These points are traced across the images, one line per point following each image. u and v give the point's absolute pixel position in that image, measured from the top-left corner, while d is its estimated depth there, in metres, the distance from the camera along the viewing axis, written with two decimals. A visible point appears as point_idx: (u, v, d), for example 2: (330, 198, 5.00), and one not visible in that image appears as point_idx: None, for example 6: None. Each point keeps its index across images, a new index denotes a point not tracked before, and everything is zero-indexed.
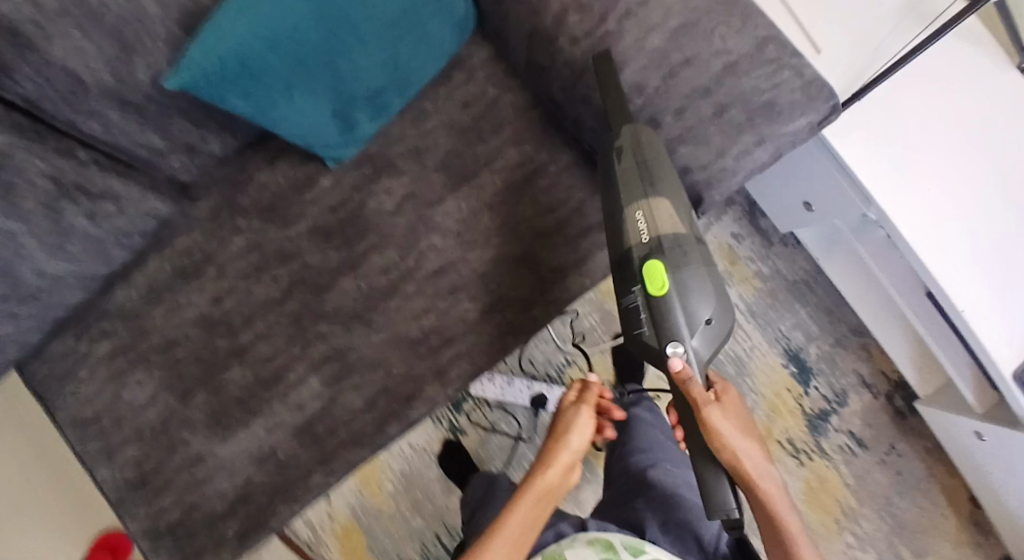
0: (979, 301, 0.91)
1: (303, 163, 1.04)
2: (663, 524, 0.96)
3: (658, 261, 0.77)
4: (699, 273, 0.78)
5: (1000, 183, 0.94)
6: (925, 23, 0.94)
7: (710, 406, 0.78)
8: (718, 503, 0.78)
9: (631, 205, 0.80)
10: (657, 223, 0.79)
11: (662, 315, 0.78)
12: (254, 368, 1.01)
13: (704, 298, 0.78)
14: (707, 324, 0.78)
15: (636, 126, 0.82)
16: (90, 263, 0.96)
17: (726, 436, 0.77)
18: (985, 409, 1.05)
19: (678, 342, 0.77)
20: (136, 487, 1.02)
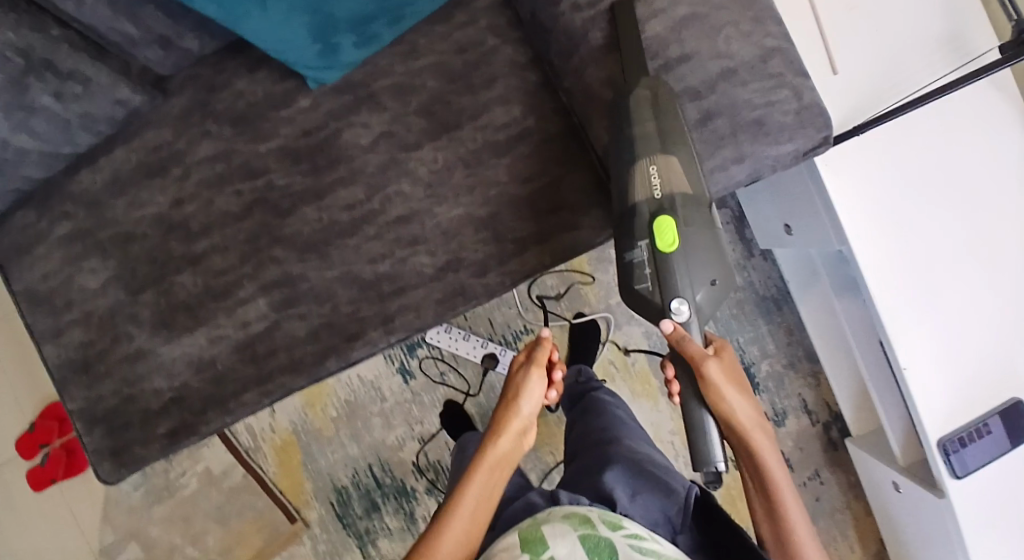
0: (924, 361, 0.93)
1: (286, 79, 1.01)
2: (632, 495, 0.83)
3: (668, 216, 0.74)
4: (703, 238, 0.76)
5: (978, 246, 0.92)
6: (957, 63, 0.89)
7: (709, 359, 0.74)
8: (705, 455, 0.76)
9: (645, 158, 0.76)
10: (671, 179, 0.75)
11: (667, 272, 0.75)
12: (206, 278, 1.01)
13: (707, 256, 0.76)
14: (711, 284, 0.77)
15: (657, 82, 0.78)
16: (54, 142, 0.96)
17: (721, 388, 0.74)
18: (908, 464, 1.06)
19: (684, 300, 0.75)
20: (78, 370, 1.03)
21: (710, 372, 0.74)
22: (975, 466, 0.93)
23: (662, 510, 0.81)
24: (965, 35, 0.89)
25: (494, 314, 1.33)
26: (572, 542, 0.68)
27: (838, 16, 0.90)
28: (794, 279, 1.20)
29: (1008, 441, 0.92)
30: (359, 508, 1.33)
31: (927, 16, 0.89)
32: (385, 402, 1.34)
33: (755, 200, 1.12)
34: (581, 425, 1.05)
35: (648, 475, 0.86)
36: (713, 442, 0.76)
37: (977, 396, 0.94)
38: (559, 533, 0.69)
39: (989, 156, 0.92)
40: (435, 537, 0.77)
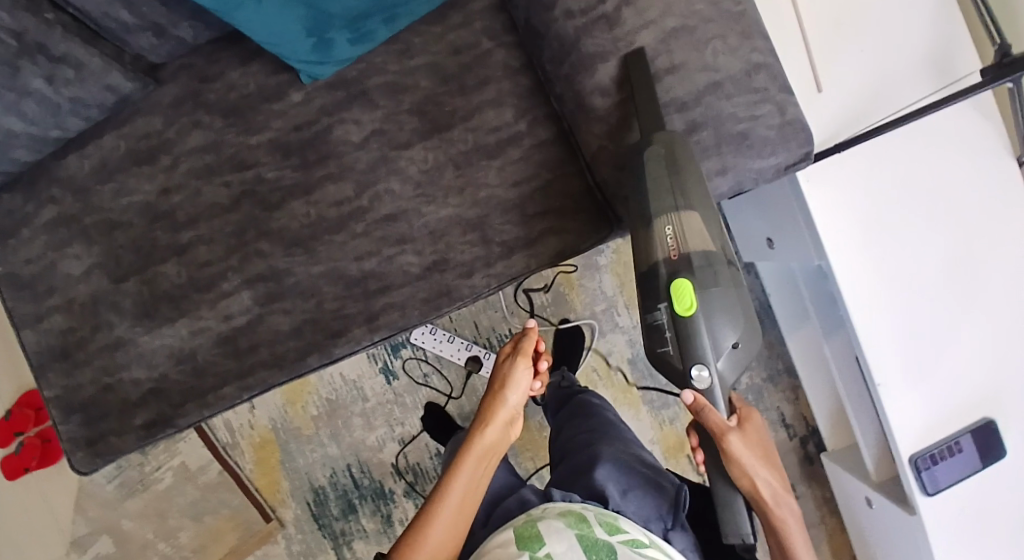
0: (897, 380, 0.94)
1: (279, 73, 1.01)
2: (623, 493, 0.84)
3: (685, 280, 0.73)
4: (727, 298, 0.75)
5: (954, 267, 0.93)
6: (940, 86, 0.90)
7: (734, 437, 0.79)
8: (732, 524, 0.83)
9: (660, 217, 0.75)
10: (688, 239, 0.74)
11: (687, 336, 0.75)
12: (190, 268, 1.00)
13: (730, 319, 0.75)
14: (733, 348, 0.76)
15: (669, 134, 0.76)
16: (43, 125, 0.95)
17: (746, 465, 0.80)
18: (881, 480, 1.07)
19: (704, 366, 0.75)
20: (57, 357, 1.02)
21: (735, 450, 0.79)
22: (946, 483, 0.94)
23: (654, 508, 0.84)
24: (950, 58, 0.91)
25: (479, 317, 1.33)
26: (568, 541, 0.69)
27: (826, 32, 0.91)
28: (776, 294, 1.21)
29: (979, 460, 0.94)
30: (335, 509, 1.33)
31: (914, 36, 0.90)
32: (366, 402, 1.33)
33: (741, 213, 1.12)
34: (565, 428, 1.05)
35: (636, 471, 0.88)
36: (740, 516, 0.83)
37: (948, 414, 0.95)
38: (556, 530, 0.71)
39: (968, 178, 0.93)
40: (425, 522, 0.80)
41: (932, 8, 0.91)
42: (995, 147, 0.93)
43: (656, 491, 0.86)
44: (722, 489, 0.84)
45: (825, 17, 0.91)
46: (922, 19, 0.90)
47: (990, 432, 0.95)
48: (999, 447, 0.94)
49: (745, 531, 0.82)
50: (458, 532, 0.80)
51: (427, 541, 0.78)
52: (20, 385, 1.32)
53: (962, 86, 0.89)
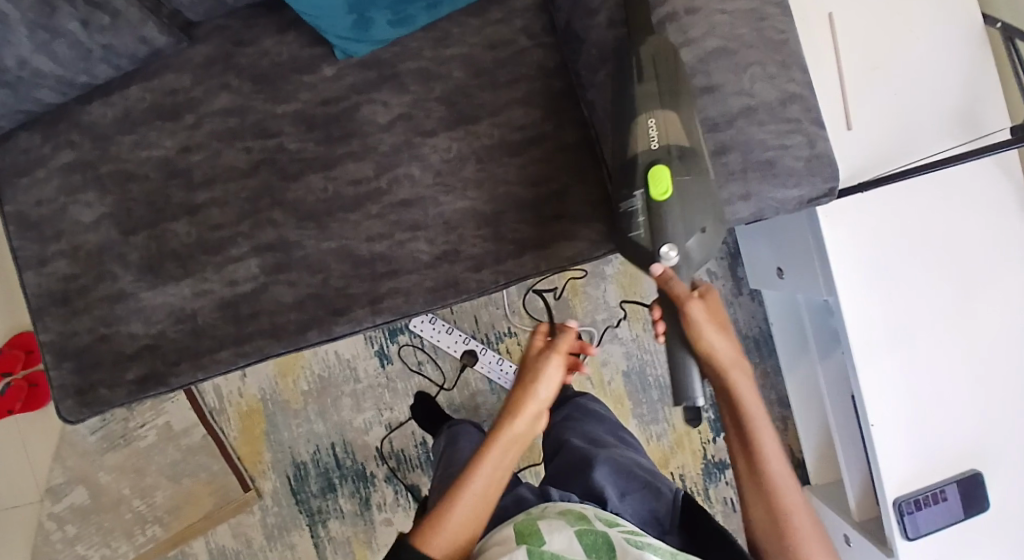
0: (891, 423, 0.94)
1: (314, 46, 1.01)
2: (621, 494, 0.84)
3: (663, 165, 0.71)
4: (701, 186, 0.74)
5: (957, 316, 0.94)
6: (965, 140, 0.90)
7: (695, 302, 0.74)
8: (681, 389, 0.77)
9: (643, 113, 0.73)
10: (668, 131, 0.72)
11: (661, 220, 0.72)
12: (201, 229, 1.00)
13: (701, 205, 0.74)
14: (702, 233, 0.74)
15: (659, 43, 0.75)
16: (72, 69, 0.94)
17: (704, 330, 0.74)
18: (862, 520, 1.08)
19: (673, 246, 0.72)
20: (57, 302, 1.02)
21: (695, 315, 0.74)
22: (926, 530, 0.94)
23: (650, 509, 0.84)
24: (980, 113, 0.91)
25: (480, 312, 1.33)
26: (569, 537, 0.67)
27: (859, 71, 0.90)
28: (777, 323, 1.21)
29: (961, 510, 0.94)
30: (315, 486, 1.33)
31: (947, 86, 0.90)
32: (358, 383, 1.33)
33: (753, 241, 1.12)
34: (558, 427, 1.06)
35: (635, 477, 0.88)
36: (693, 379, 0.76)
37: (935, 462, 0.96)
38: (555, 527, 0.68)
39: (982, 230, 0.93)
40: (435, 523, 0.73)
41: (967, 61, 0.91)
42: (1012, 203, 0.93)
43: (655, 496, 0.85)
44: (677, 352, 0.77)
45: (863, 54, 0.91)
46: (958, 71, 0.91)
47: (975, 484, 0.95)
48: (982, 499, 0.95)
49: (695, 394, 0.76)
50: (477, 521, 0.74)
51: (443, 528, 0.72)
52: (14, 325, 1.32)
53: (990, 141, 0.90)
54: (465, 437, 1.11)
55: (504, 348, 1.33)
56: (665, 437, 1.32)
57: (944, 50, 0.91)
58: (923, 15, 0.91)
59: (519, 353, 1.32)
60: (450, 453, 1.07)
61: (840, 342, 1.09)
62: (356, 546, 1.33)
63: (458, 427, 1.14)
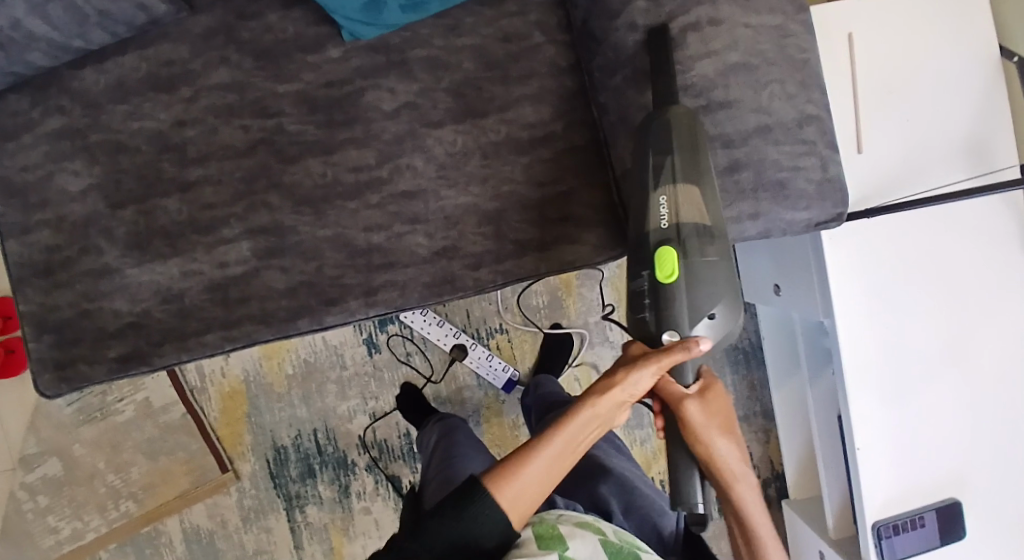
0: (876, 447, 0.93)
1: (320, 24, 0.97)
2: (624, 511, 0.88)
3: (671, 247, 0.71)
4: (712, 268, 0.72)
5: (949, 347, 0.92)
6: (973, 174, 0.90)
7: (692, 403, 0.77)
8: (683, 496, 0.79)
9: (656, 186, 0.73)
10: (679, 209, 0.72)
11: (665, 303, 0.72)
12: (192, 207, 0.97)
13: (712, 289, 0.72)
14: (710, 320, 0.73)
15: (683, 111, 0.73)
16: (66, 33, 0.90)
17: (703, 437, 0.77)
18: (838, 538, 1.07)
19: (675, 333, 0.73)
20: (39, 273, 0.99)
21: (693, 418, 0.77)
22: (903, 554, 0.93)
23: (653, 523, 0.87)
24: (992, 147, 0.90)
25: (472, 307, 1.31)
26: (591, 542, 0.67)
27: (875, 96, 0.89)
28: (769, 337, 1.18)
29: (939, 537, 0.93)
30: (294, 471, 1.31)
31: (960, 118, 0.90)
32: (344, 370, 1.31)
33: (753, 253, 1.10)
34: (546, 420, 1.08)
35: (638, 490, 0.91)
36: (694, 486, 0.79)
37: (917, 488, 0.94)
38: (579, 532, 0.68)
39: (982, 262, 0.91)
40: (507, 474, 0.72)
41: (982, 93, 0.90)
42: (1014, 237, 0.92)
43: (655, 511, 0.88)
44: (681, 462, 0.80)
45: (880, 80, 0.89)
46: (972, 103, 0.90)
47: (954, 512, 0.93)
48: (959, 528, 0.94)
49: (696, 501, 0.79)
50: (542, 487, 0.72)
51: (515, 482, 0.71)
52: None
53: (999, 177, 0.89)
54: (461, 431, 1.10)
55: (494, 344, 1.31)
56: (649, 442, 1.32)
57: (961, 81, 0.90)
58: (943, 43, 0.90)
59: (509, 350, 1.31)
60: (446, 448, 1.05)
61: (831, 362, 1.05)
62: (333, 532, 1.32)
63: (454, 420, 1.13)
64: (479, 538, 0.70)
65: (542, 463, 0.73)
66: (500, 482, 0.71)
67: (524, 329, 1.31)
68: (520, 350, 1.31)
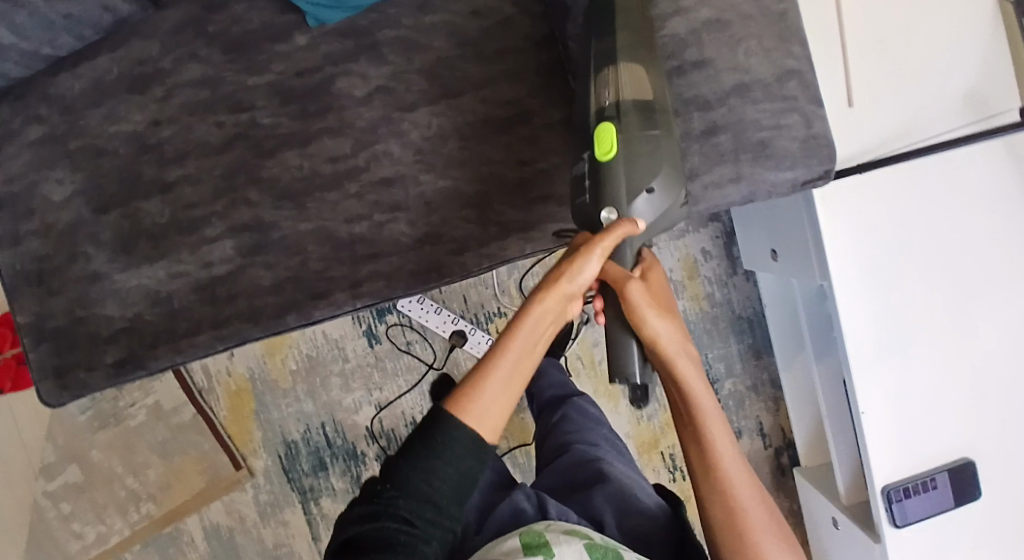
0: (882, 411, 0.88)
1: (287, 12, 0.95)
2: (618, 522, 0.89)
3: (610, 123, 0.67)
4: (654, 145, 0.68)
5: (957, 305, 0.87)
6: (975, 121, 0.84)
7: (634, 283, 0.70)
8: (621, 369, 0.72)
9: (601, 71, 0.70)
10: (622, 86, 0.68)
11: (603, 182, 0.67)
12: (174, 208, 0.97)
13: (651, 163, 0.68)
14: (649, 195, 0.68)
15: (640, 9, 0.71)
16: (35, 40, 0.89)
17: (646, 314, 0.69)
18: (850, 504, 1.02)
19: (614, 209, 0.67)
20: (32, 282, 1.00)
21: (635, 298, 0.69)
22: (915, 518, 0.88)
23: (645, 529, 0.89)
24: (991, 91, 0.84)
25: (468, 292, 1.28)
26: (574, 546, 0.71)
27: (867, 45, 0.83)
28: (772, 304, 1.15)
29: (952, 499, 0.88)
30: (306, 465, 1.32)
31: (957, 63, 0.84)
32: (346, 363, 1.30)
33: (745, 226, 1.06)
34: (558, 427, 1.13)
35: (635, 498, 0.92)
36: (632, 361, 0.72)
37: (925, 449, 0.89)
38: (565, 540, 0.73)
39: (988, 215, 0.85)
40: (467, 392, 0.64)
41: (982, 35, 0.84)
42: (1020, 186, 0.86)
43: (651, 522, 0.89)
44: (617, 335, 0.73)
45: (871, 29, 0.83)
46: (970, 47, 0.84)
47: (968, 473, 0.88)
48: (974, 488, 0.88)
49: (633, 374, 0.72)
50: (503, 401, 0.65)
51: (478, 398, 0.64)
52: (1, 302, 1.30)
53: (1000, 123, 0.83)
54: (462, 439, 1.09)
55: (493, 328, 1.27)
56: (655, 418, 1.32)
57: (957, 24, 0.84)
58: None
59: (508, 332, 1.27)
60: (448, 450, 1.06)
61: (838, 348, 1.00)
62: None
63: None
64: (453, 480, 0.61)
65: (500, 375, 0.65)
66: (462, 400, 0.63)
67: None
68: None
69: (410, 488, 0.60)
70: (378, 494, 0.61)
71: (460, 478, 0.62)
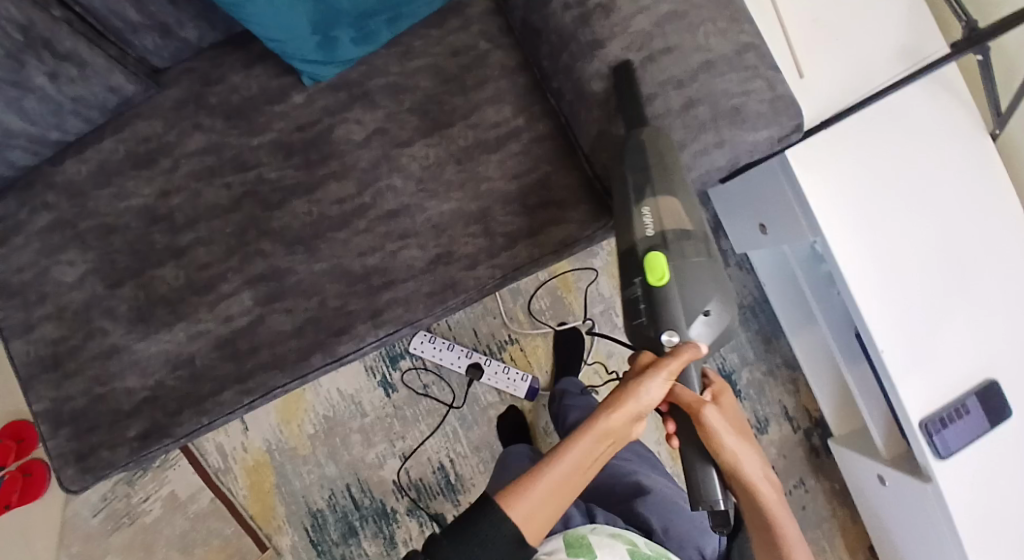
0: (902, 349, 0.93)
1: (281, 76, 1.02)
2: (665, 529, 0.96)
3: (659, 252, 0.75)
4: (700, 267, 0.76)
5: (943, 238, 0.93)
6: (906, 68, 0.93)
7: (709, 407, 0.78)
8: (703, 494, 0.80)
9: (637, 202, 0.78)
10: (662, 218, 0.76)
11: (660, 305, 0.75)
12: (189, 271, 0.99)
13: (703, 288, 0.76)
14: (706, 317, 0.76)
15: (655, 132, 0.79)
16: (44, 125, 0.95)
17: (726, 438, 0.77)
18: (892, 457, 1.05)
19: (674, 331, 0.75)
20: (48, 368, 1.00)
21: (712, 422, 0.77)
22: (957, 446, 0.93)
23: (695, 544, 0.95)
24: (918, 42, 0.94)
25: (478, 325, 1.32)
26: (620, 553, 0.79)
27: (802, 24, 0.94)
28: (771, 282, 1.21)
29: (986, 422, 0.93)
30: (335, 534, 1.28)
31: (883, 25, 0.94)
32: (365, 418, 1.30)
33: (729, 208, 1.13)
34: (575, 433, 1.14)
35: (677, 507, 0.99)
36: (714, 485, 0.80)
37: (952, 378, 0.94)
38: (612, 542, 0.81)
39: (948, 151, 0.94)
40: (519, 489, 0.72)
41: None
42: (968, 120, 0.95)
43: (698, 533, 0.96)
44: (698, 464, 0.80)
45: (802, 11, 0.94)
46: (890, 10, 0.95)
47: (993, 394, 0.93)
48: (1004, 407, 0.94)
49: (716, 500, 0.79)
50: (556, 507, 0.73)
51: (528, 496, 0.72)
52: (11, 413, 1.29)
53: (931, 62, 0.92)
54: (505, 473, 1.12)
55: (507, 356, 1.31)
56: None
57: None
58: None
59: (522, 357, 1.31)
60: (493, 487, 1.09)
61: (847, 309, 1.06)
62: None
63: (509, 449, 1.19)
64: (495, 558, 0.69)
65: (549, 482, 0.73)
66: (511, 496, 0.72)
67: (533, 334, 1.32)
68: (534, 355, 1.31)
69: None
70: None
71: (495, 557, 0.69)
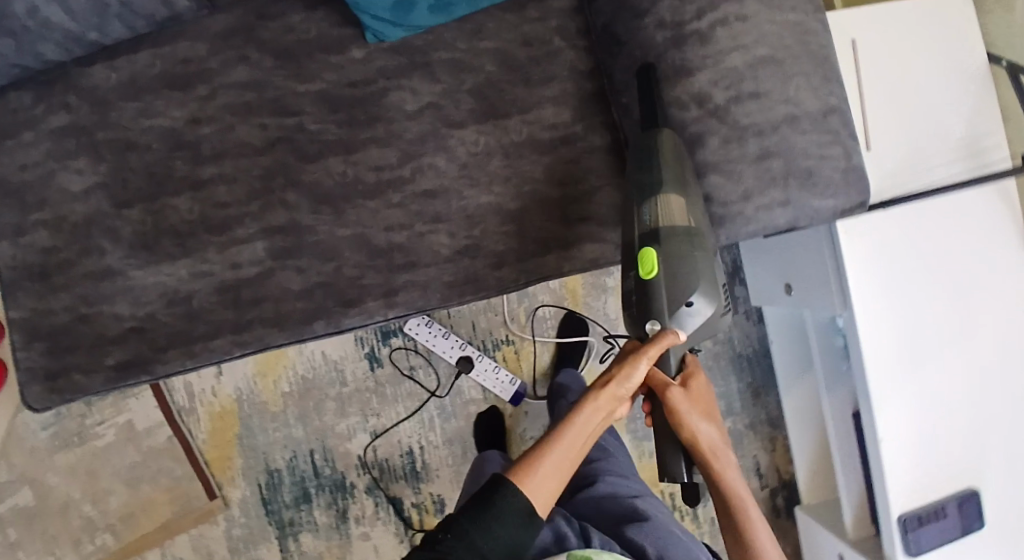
0: (897, 442, 0.94)
1: (343, 26, 0.97)
2: (660, 556, 0.89)
3: (651, 248, 0.76)
4: (691, 263, 0.76)
5: (961, 338, 0.94)
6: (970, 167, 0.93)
7: (675, 390, 0.83)
8: (671, 472, 0.86)
9: (639, 197, 0.78)
10: (660, 214, 0.76)
11: (649, 297, 0.77)
12: (205, 207, 0.94)
13: (691, 282, 0.76)
14: (689, 308, 0.77)
15: (665, 131, 0.79)
16: (84, 24, 0.88)
17: (686, 417, 0.82)
18: (857, 538, 1.09)
19: (656, 320, 0.78)
20: (34, 276, 0.93)
21: (675, 403, 0.82)
22: (928, 547, 0.94)
23: None
24: (983, 142, 0.93)
25: (477, 318, 1.29)
26: None
27: (882, 95, 0.91)
28: (779, 340, 1.21)
29: (959, 528, 0.95)
30: (288, 496, 1.24)
31: (956, 116, 0.93)
32: (344, 387, 1.26)
33: (759, 260, 1.12)
34: None
35: (671, 535, 0.93)
36: (681, 465, 0.86)
37: (942, 479, 0.95)
38: None
39: (997, 254, 0.94)
40: (525, 468, 0.74)
41: (975, 91, 0.94)
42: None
43: None
44: (670, 453, 0.86)
45: (885, 80, 0.91)
46: (965, 105, 0.93)
47: (972, 502, 0.95)
48: (979, 518, 0.95)
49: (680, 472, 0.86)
50: (557, 480, 0.75)
51: (534, 473, 0.73)
52: None
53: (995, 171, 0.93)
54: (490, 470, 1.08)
55: (500, 356, 1.29)
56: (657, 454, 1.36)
57: (954, 84, 0.93)
58: (931, 40, 0.93)
59: (514, 360, 1.29)
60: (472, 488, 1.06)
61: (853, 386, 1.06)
62: None
63: (484, 455, 1.14)
64: (507, 537, 0.69)
65: (552, 459, 0.75)
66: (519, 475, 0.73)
67: (531, 339, 1.29)
68: (527, 361, 1.30)
69: (468, 547, 0.68)
70: (435, 542, 0.68)
71: (509, 544, 0.69)
